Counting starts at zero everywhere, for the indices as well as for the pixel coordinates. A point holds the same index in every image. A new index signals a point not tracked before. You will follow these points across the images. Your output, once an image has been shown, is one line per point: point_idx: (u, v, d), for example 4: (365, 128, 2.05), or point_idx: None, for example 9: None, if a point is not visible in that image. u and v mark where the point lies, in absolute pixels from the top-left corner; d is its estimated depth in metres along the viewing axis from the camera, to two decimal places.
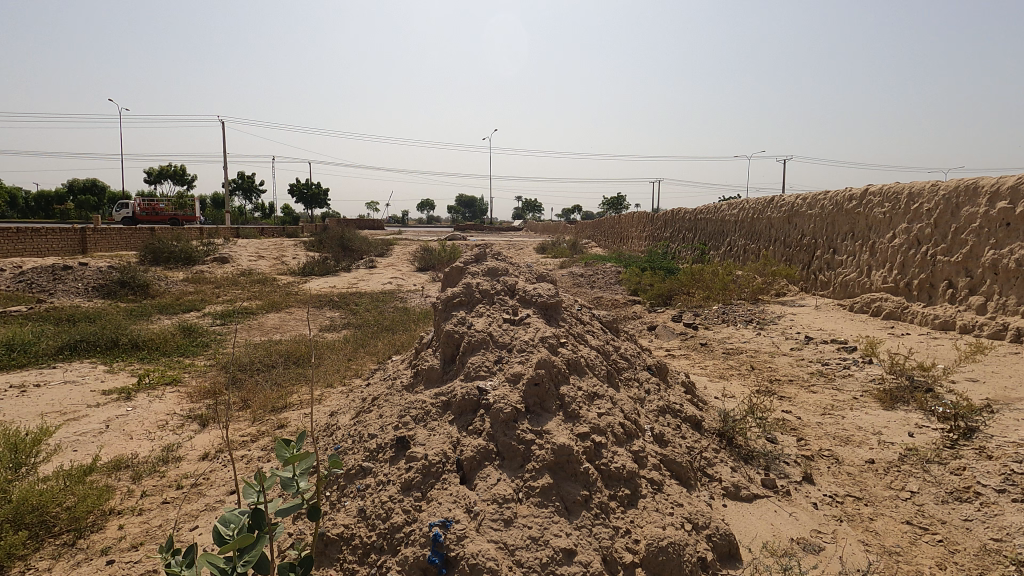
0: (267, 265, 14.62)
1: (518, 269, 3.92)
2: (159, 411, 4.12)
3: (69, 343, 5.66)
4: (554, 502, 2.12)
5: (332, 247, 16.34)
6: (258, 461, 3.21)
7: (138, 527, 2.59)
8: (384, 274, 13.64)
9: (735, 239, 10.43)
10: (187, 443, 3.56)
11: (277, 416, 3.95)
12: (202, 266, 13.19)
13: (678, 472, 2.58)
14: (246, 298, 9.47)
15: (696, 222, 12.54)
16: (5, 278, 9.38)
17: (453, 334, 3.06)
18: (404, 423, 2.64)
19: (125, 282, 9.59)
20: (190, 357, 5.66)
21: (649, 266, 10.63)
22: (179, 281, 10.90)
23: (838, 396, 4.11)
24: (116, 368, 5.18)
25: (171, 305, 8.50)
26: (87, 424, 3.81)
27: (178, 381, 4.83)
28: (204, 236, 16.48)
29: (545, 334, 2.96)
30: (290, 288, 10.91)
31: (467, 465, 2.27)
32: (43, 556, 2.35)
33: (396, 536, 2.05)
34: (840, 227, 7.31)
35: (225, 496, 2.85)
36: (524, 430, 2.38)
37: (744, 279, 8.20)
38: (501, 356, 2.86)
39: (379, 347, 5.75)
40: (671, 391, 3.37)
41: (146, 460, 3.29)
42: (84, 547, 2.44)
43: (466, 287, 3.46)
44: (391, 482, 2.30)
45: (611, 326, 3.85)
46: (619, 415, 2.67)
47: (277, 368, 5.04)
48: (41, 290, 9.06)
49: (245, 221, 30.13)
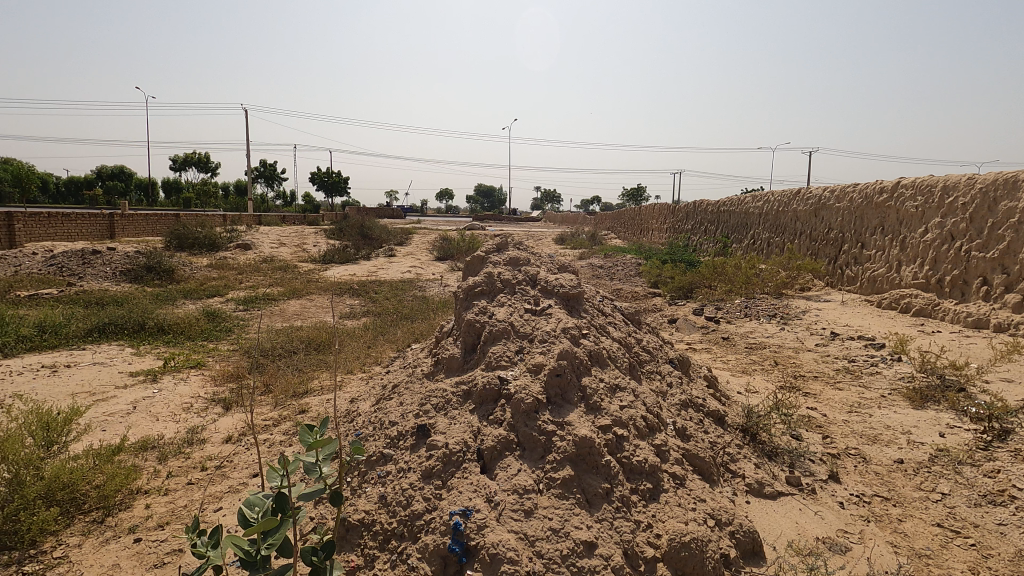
0: (288, 252, 14.79)
1: (540, 259, 3.89)
2: (184, 394, 4.21)
3: (98, 326, 5.79)
4: (575, 494, 2.11)
5: (352, 236, 16.48)
6: (280, 445, 3.26)
7: (165, 507, 2.65)
8: (404, 263, 13.67)
9: (759, 231, 10.24)
10: (211, 426, 3.63)
11: (298, 401, 4.00)
12: (225, 252, 13.42)
13: (701, 468, 2.55)
14: (268, 285, 9.56)
15: (719, 214, 12.33)
16: (38, 263, 9.63)
17: (474, 323, 3.04)
18: (424, 411, 2.65)
19: (151, 267, 9.79)
20: (213, 342, 5.77)
21: (669, 259, 10.51)
22: (202, 267, 11.08)
23: (865, 394, 4.01)
24: (143, 351, 5.31)
25: (196, 290, 8.64)
26: (115, 405, 3.91)
27: (202, 364, 4.93)
28: (227, 224, 16.78)
29: (567, 326, 2.93)
30: (310, 276, 11.02)
31: (488, 454, 2.27)
32: (74, 533, 2.42)
33: (417, 524, 2.06)
34: (870, 221, 7.12)
35: (248, 479, 2.89)
36: (545, 421, 2.36)
37: (767, 273, 8.04)
38: (523, 346, 2.84)
39: (399, 336, 5.76)
40: (693, 385, 3.34)
41: (172, 441, 3.36)
42: (113, 525, 2.49)
43: (488, 276, 3.44)
44: (412, 470, 2.31)
45: (633, 318, 3.79)
46: (641, 408, 2.64)
47: (298, 354, 5.10)
48: (72, 274, 9.28)
49: (238, 208, 29.49)
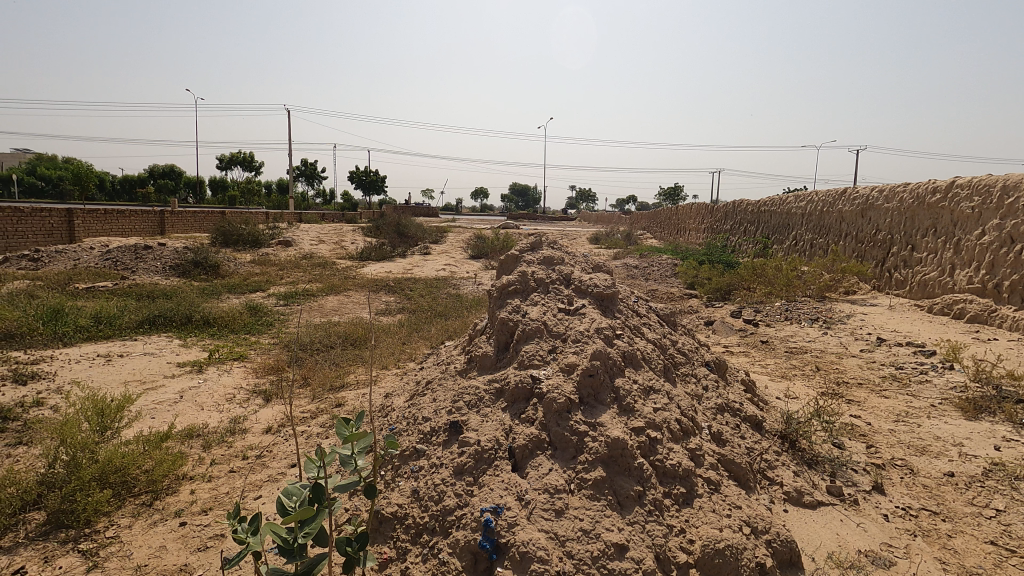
0: (327, 249, 15.15)
1: (574, 258, 3.87)
2: (227, 385, 4.37)
3: (149, 318, 6.07)
4: (607, 496, 2.09)
5: (389, 233, 16.75)
6: (317, 437, 3.35)
7: (208, 493, 2.75)
8: (438, 261, 13.83)
9: (801, 232, 9.92)
10: (252, 416, 3.75)
11: (335, 395, 4.10)
12: (267, 249, 13.84)
13: (737, 474, 2.49)
14: (308, 281, 9.81)
15: (759, 214, 12.00)
16: (95, 257, 10.14)
17: (508, 322, 3.05)
18: (457, 408, 2.67)
19: (198, 263, 10.18)
20: (255, 335, 5.97)
21: (707, 260, 10.30)
22: (246, 263, 11.46)
23: (913, 403, 3.84)
24: (190, 343, 5.53)
25: (239, 285, 8.94)
26: (164, 394, 4.09)
27: (245, 357, 5.10)
28: (269, 221, 17.30)
29: (600, 326, 2.91)
30: (348, 272, 11.25)
31: (519, 453, 2.28)
32: (125, 514, 2.55)
33: (448, 519, 2.08)
34: (921, 222, 6.82)
35: (286, 469, 2.98)
36: (577, 422, 2.35)
37: (809, 275, 7.79)
38: (556, 345, 2.83)
39: (433, 333, 5.83)
40: (730, 389, 3.26)
41: (216, 430, 3.50)
42: (160, 508, 2.61)
43: (522, 275, 3.44)
44: (444, 465, 2.33)
45: (669, 319, 3.74)
46: (676, 411, 2.60)
47: (335, 349, 5.22)
48: (126, 268, 9.74)
49: (280, 206, 30.34)
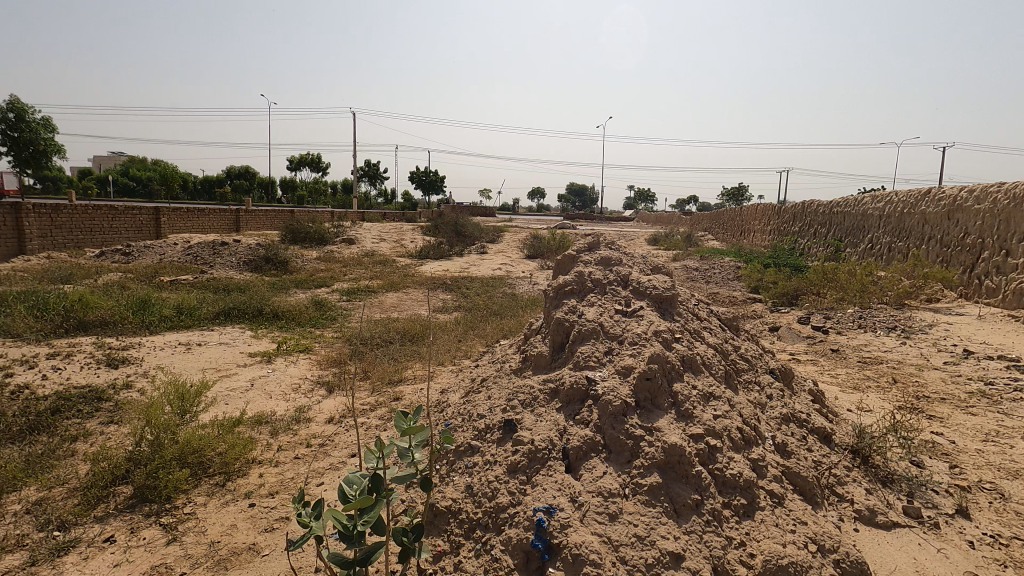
0: (388, 247, 15.61)
1: (633, 260, 3.80)
2: (293, 375, 4.59)
3: (225, 310, 6.46)
4: (663, 502, 2.04)
5: (447, 233, 17.07)
6: (376, 429, 3.46)
7: (275, 477, 2.90)
8: (495, 260, 13.95)
9: (878, 235, 9.32)
10: (316, 406, 3.92)
11: (393, 389, 4.21)
12: (332, 246, 14.42)
13: (803, 488, 2.37)
14: (369, 278, 10.15)
15: (831, 215, 11.37)
16: (178, 252, 10.90)
17: (563, 322, 3.03)
18: (511, 406, 2.68)
19: (269, 259, 10.74)
20: (320, 329, 6.24)
21: (773, 263, 9.86)
22: (312, 259, 11.99)
23: (1005, 422, 3.53)
24: (260, 334, 5.85)
25: (306, 281, 9.36)
26: (237, 381, 4.34)
27: (310, 349, 5.34)
28: (334, 220, 18.01)
29: (659, 328, 2.84)
30: (407, 270, 11.55)
31: (573, 454, 2.26)
32: (201, 492, 2.72)
33: (501, 516, 2.10)
34: (1018, 225, 6.25)
35: (347, 458, 3.10)
36: (633, 425, 2.31)
37: (887, 281, 7.30)
38: (612, 347, 2.79)
39: (488, 331, 5.89)
40: (796, 399, 3.11)
41: (283, 418, 3.68)
42: (232, 489, 2.77)
43: (578, 275, 3.42)
44: (498, 463, 2.35)
45: (731, 324, 3.60)
46: (737, 419, 2.50)
47: (394, 345, 5.37)
48: (205, 263, 10.42)
49: (344, 205, 31.51)
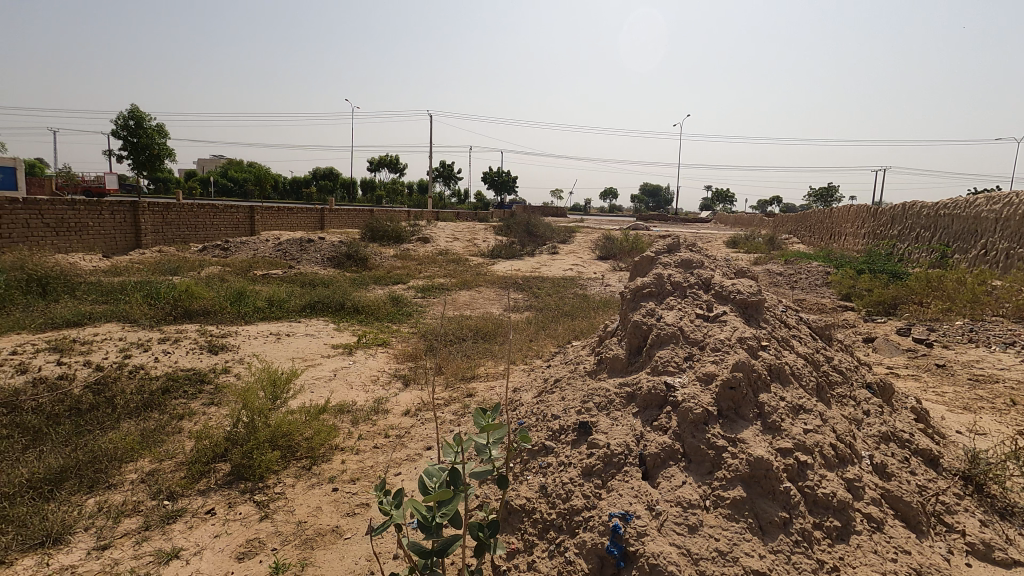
0: (461, 246, 15.94)
1: (715, 262, 3.65)
2: (372, 367, 4.79)
3: (311, 304, 6.85)
4: (747, 518, 1.95)
5: (518, 232, 17.19)
6: (450, 424, 3.54)
7: (356, 464, 3.03)
8: (566, 261, 13.90)
9: (994, 240, 8.41)
10: (393, 398, 4.07)
11: (466, 385, 4.30)
12: (408, 244, 14.93)
13: (905, 514, 2.18)
14: (443, 276, 10.40)
15: (937, 218, 10.40)
16: (269, 248, 11.68)
17: (641, 325, 2.96)
18: (586, 408, 2.65)
19: (351, 256, 11.28)
20: (397, 324, 6.47)
21: (868, 269, 9.15)
22: (390, 257, 12.46)
23: None
24: (342, 327, 6.15)
25: (384, 277, 9.75)
26: (321, 371, 4.59)
27: (387, 343, 5.55)
28: (410, 219, 18.62)
29: (744, 335, 2.71)
30: (479, 269, 11.75)
31: (650, 461, 2.21)
32: (290, 473, 2.90)
33: (575, 519, 2.08)
34: None
35: (422, 450, 3.19)
36: (715, 435, 2.22)
37: (1005, 291, 6.57)
38: (693, 353, 2.70)
39: (560, 332, 5.87)
40: (897, 417, 2.86)
41: (363, 408, 3.85)
42: (317, 472, 2.92)
43: (657, 278, 3.33)
44: (572, 465, 2.34)
45: (823, 333, 3.38)
46: (830, 435, 2.34)
47: (467, 342, 5.48)
48: (293, 258, 11.10)
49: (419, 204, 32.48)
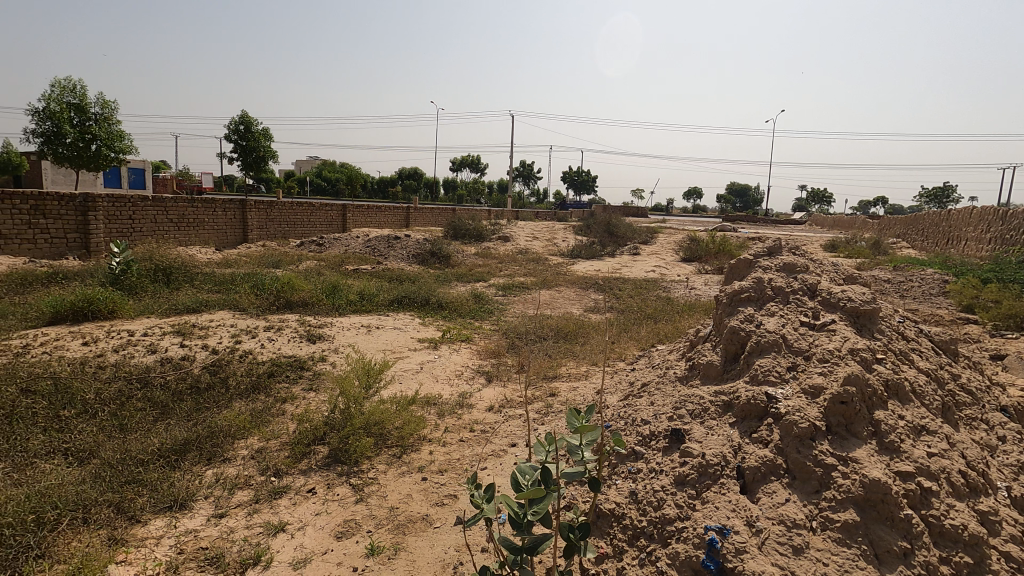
0: (540, 245, 15.98)
1: (821, 267, 3.41)
2: (456, 362, 4.90)
3: (398, 298, 7.13)
4: (861, 544, 1.80)
5: (598, 233, 16.97)
6: (534, 422, 3.55)
7: (443, 456, 3.12)
8: (647, 262, 13.55)
9: None
10: (477, 394, 4.15)
11: (549, 384, 4.29)
12: (488, 243, 15.18)
13: None
14: (523, 275, 10.47)
15: None
16: (359, 244, 12.29)
17: (738, 331, 2.82)
18: (678, 415, 2.57)
19: (434, 253, 11.63)
20: (479, 320, 6.60)
21: (995, 278, 8.19)
22: (471, 255, 12.73)
23: None
24: (427, 322, 6.35)
25: (466, 275, 9.97)
26: (409, 364, 4.77)
27: (470, 339, 5.66)
28: (491, 218, 18.92)
29: (856, 346, 2.50)
30: (559, 268, 11.72)
31: (750, 475, 2.09)
32: (381, 460, 3.03)
33: (668, 529, 2.02)
34: None
35: (507, 447, 3.22)
36: (823, 452, 2.06)
37: None
38: (797, 363, 2.53)
39: (643, 335, 5.72)
40: None
41: (448, 401, 3.95)
42: (407, 461, 3.03)
43: (757, 282, 3.16)
44: (664, 473, 2.27)
45: (947, 347, 3.05)
46: (959, 461, 2.11)
47: (548, 341, 5.48)
48: (381, 255, 11.61)
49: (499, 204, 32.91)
